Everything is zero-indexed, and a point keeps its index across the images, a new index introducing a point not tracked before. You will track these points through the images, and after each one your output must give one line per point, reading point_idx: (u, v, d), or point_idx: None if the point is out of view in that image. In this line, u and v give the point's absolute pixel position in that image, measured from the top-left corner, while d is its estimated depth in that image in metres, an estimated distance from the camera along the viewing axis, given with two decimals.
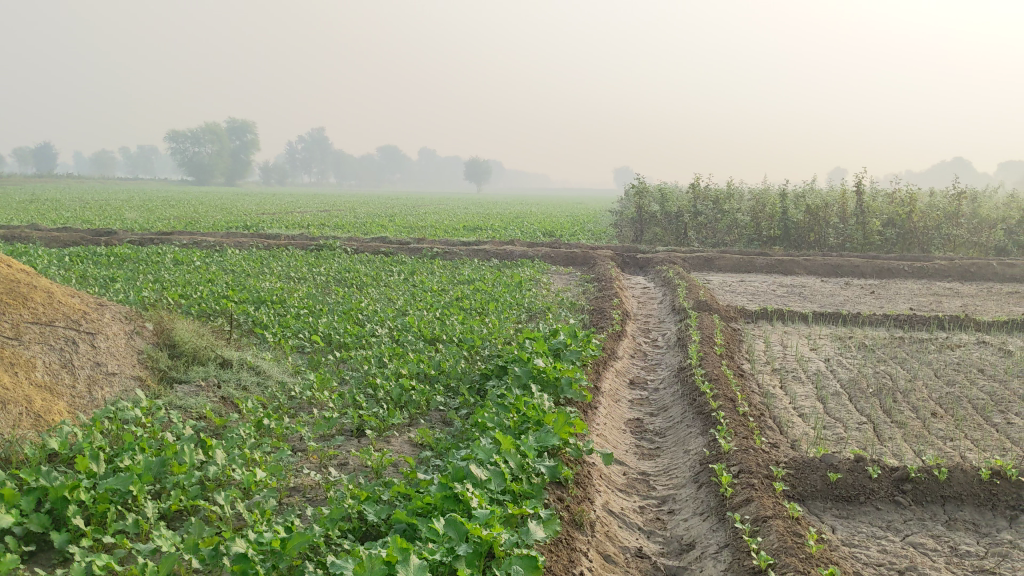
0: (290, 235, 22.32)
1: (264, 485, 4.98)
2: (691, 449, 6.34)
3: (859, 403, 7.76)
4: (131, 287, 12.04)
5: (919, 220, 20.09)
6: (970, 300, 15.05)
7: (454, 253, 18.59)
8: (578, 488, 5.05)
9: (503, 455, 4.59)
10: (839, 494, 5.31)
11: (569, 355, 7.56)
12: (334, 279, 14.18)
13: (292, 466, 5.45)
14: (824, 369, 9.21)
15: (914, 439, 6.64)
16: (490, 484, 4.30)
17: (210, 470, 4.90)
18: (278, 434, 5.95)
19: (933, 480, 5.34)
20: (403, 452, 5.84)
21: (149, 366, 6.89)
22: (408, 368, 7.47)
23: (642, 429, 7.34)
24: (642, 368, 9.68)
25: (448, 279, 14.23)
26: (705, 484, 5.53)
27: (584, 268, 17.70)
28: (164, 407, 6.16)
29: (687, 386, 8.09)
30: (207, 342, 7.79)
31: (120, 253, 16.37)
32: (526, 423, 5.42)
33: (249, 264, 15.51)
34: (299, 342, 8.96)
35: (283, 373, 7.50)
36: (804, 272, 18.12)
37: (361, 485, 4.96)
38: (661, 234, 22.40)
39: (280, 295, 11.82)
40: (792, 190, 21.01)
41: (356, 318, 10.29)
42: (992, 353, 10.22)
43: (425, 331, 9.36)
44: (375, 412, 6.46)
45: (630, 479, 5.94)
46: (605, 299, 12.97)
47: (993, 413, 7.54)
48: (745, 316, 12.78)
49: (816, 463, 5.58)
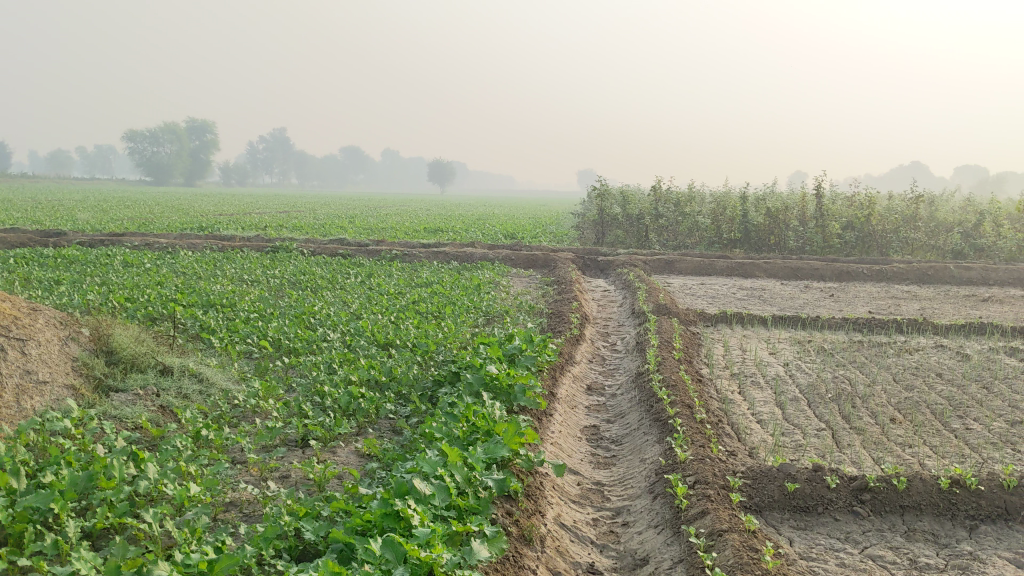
0: (245, 236, 21.95)
1: (199, 501, 4.73)
2: (647, 458, 6.17)
3: (818, 409, 7.65)
4: (76, 290, 11.68)
5: (878, 223, 20.20)
6: (927, 303, 15.10)
7: (413, 254, 18.36)
8: (527, 501, 4.86)
9: (449, 469, 4.36)
10: (797, 505, 5.17)
11: (524, 361, 7.35)
12: (289, 282, 13.90)
13: (229, 481, 5.20)
14: (783, 374, 9.11)
15: (873, 445, 6.54)
16: (434, 500, 4.08)
17: (141, 485, 4.62)
18: (218, 445, 5.69)
19: (891, 490, 5.21)
20: (349, 465, 5.61)
21: (84, 373, 6.60)
22: (358, 374, 7.23)
23: (598, 436, 7.17)
24: (600, 373, 9.52)
25: (406, 281, 14.02)
26: (660, 495, 5.37)
27: (544, 270, 17.57)
28: (97, 417, 5.88)
29: (645, 392, 7.93)
30: (149, 348, 7.50)
31: (68, 254, 15.96)
32: (475, 433, 5.21)
33: (202, 266, 15.17)
34: (247, 348, 8.68)
35: (227, 380, 7.23)
36: (763, 274, 18.12)
37: (302, 500, 4.71)
38: (622, 236, 22.33)
39: (231, 298, 11.52)
40: (752, 194, 21.08)
41: (307, 321, 10.04)
42: (949, 358, 10.20)
43: (378, 336, 9.12)
44: (321, 421, 6.22)
45: (584, 490, 5.77)
46: (565, 303, 12.81)
47: (951, 418, 7.47)
48: (705, 319, 12.67)
49: (774, 473, 5.43)
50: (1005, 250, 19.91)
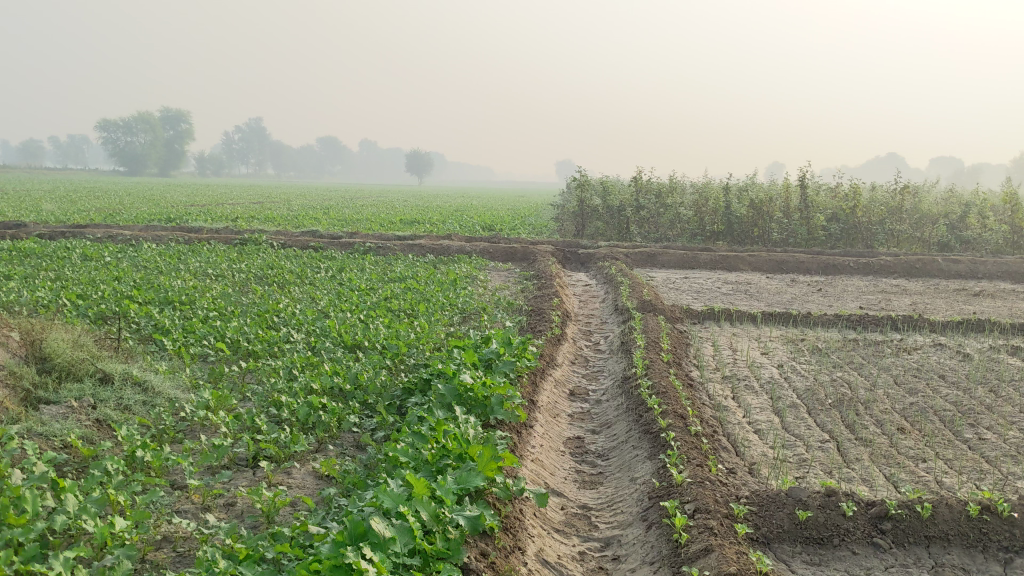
0: (212, 228, 21.16)
1: (124, 540, 4.07)
2: (638, 477, 5.59)
3: (819, 418, 7.08)
4: (25, 287, 10.92)
5: (863, 215, 19.66)
6: (918, 298, 14.58)
7: (387, 247, 17.67)
8: (505, 537, 4.27)
9: (414, 505, 3.73)
10: (810, 536, 4.58)
11: (502, 367, 6.70)
12: (255, 277, 13.17)
13: (163, 512, 4.56)
14: (778, 377, 8.53)
15: (883, 459, 5.99)
16: (395, 545, 3.44)
17: (58, 521, 3.97)
18: (155, 467, 5.01)
19: (914, 517, 4.64)
20: (304, 491, 4.99)
21: (10, 385, 5.91)
22: (320, 382, 6.59)
23: (583, 450, 6.57)
24: (583, 376, 8.92)
25: (378, 276, 13.35)
26: (655, 524, 4.78)
27: (524, 264, 16.90)
28: (20, 436, 5.18)
29: (632, 400, 7.32)
30: (89, 353, 6.81)
31: (23, 247, 15.20)
32: (445, 457, 4.55)
33: (164, 260, 14.41)
34: (203, 350, 8.01)
35: (176, 389, 6.56)
36: (748, 268, 17.55)
37: (242, 538, 4.07)
38: (602, 228, 21.72)
39: (191, 295, 10.79)
40: (734, 184, 20.55)
41: (270, 320, 9.36)
42: (949, 358, 9.65)
43: (345, 337, 8.46)
44: (274, 437, 5.59)
45: (568, 516, 5.16)
46: (545, 299, 12.20)
47: (962, 427, 6.91)
48: (691, 316, 12.08)
49: (782, 498, 4.84)
50: (991, 242, 19.45)
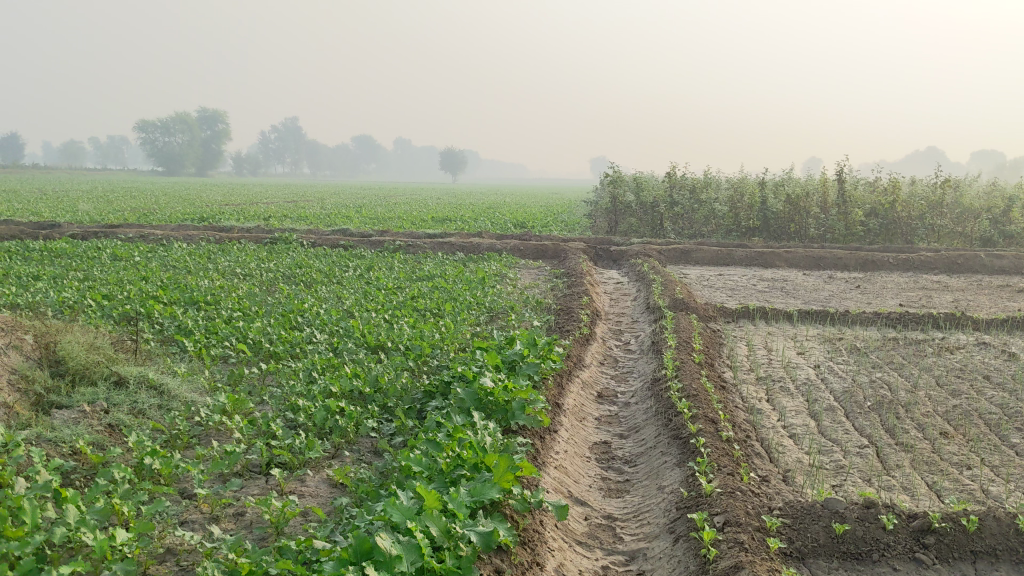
0: (244, 227, 21.12)
1: (124, 554, 3.89)
2: (666, 486, 5.35)
3: (857, 421, 6.77)
4: (52, 287, 10.88)
5: (903, 210, 19.15)
6: (960, 294, 14.14)
7: (417, 245, 17.50)
8: (522, 552, 4.06)
9: (422, 520, 3.51)
10: (847, 551, 4.32)
11: (525, 369, 6.48)
12: (283, 276, 13.05)
13: (170, 522, 4.39)
14: (814, 378, 8.23)
15: (925, 466, 5.69)
16: (402, 564, 3.21)
17: (57, 533, 3.79)
18: (164, 475, 4.85)
19: (960, 532, 4.36)
20: (317, 500, 4.81)
21: (21, 389, 5.78)
22: (339, 385, 6.40)
23: (609, 455, 6.34)
24: (612, 377, 8.67)
25: (407, 274, 13.18)
26: (683, 537, 4.55)
27: (555, 261, 16.66)
28: (28, 442, 5.04)
29: (662, 403, 7.06)
30: (104, 356, 6.69)
31: (54, 247, 15.21)
32: (460, 466, 4.34)
33: (193, 260, 14.35)
34: (224, 351, 7.87)
35: (192, 393, 6.41)
36: (784, 264, 17.17)
37: (246, 551, 3.89)
38: (635, 225, 21.42)
39: (217, 295, 10.68)
40: (770, 179, 20.14)
41: (293, 320, 9.21)
42: (994, 357, 9.28)
43: (368, 338, 8.28)
44: (289, 443, 5.41)
45: (592, 527, 4.94)
46: (575, 297, 11.94)
47: (1009, 431, 6.58)
48: (725, 315, 11.77)
49: (818, 511, 4.58)
50: None
